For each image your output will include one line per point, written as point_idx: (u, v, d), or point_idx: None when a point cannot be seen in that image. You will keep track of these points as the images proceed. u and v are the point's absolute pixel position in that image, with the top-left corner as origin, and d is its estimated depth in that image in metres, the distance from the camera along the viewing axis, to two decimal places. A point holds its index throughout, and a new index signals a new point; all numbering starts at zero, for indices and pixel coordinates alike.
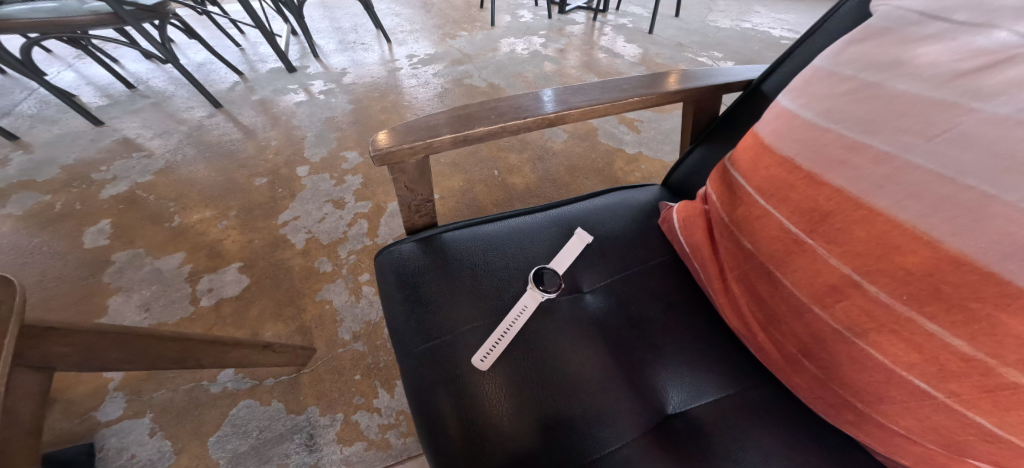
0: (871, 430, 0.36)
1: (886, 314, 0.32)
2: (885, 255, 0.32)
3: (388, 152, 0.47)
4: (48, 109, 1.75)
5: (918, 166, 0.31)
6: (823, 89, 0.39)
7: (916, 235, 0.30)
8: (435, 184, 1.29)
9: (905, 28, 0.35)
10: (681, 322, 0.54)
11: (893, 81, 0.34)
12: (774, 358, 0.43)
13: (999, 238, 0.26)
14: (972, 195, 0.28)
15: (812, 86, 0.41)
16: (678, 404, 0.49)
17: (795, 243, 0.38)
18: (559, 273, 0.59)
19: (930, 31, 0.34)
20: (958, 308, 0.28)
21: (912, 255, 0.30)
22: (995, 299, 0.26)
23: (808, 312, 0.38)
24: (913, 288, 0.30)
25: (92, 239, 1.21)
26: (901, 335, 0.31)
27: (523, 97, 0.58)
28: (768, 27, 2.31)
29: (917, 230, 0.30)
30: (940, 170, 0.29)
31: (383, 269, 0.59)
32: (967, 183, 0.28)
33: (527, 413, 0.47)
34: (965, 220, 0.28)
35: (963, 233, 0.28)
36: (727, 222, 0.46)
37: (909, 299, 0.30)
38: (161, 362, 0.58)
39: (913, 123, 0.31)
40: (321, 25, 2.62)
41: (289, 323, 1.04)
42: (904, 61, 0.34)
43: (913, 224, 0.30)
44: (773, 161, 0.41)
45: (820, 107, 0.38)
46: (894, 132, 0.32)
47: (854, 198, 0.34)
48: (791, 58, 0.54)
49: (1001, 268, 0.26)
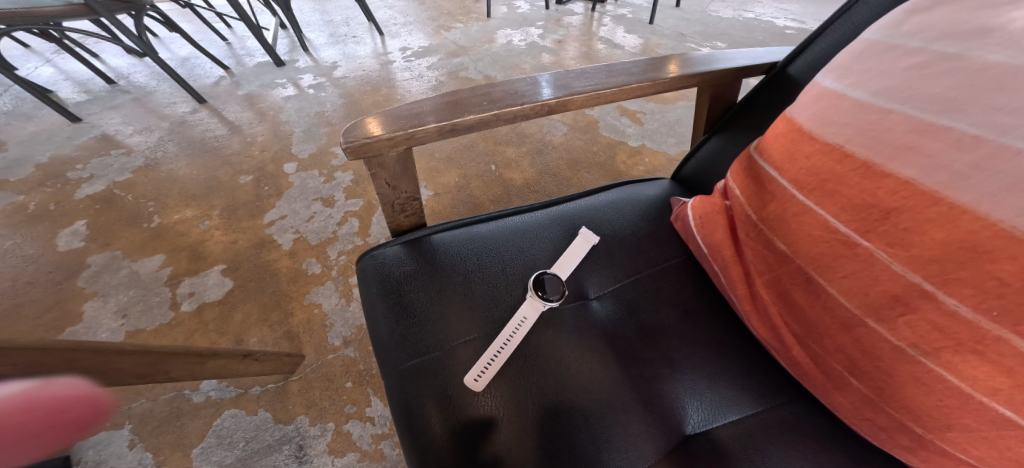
0: (928, 457, 0.31)
1: (967, 331, 0.26)
2: (969, 262, 0.26)
3: (363, 144, 0.41)
4: (23, 106, 1.68)
5: (1020, 151, 0.24)
6: (880, 66, 0.33)
7: (1014, 237, 0.24)
8: (429, 180, 1.23)
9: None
10: (698, 331, 0.48)
11: (977, 50, 0.28)
12: (811, 373, 0.38)
13: None
14: None
15: (864, 63, 0.34)
16: (698, 423, 0.43)
17: (844, 245, 0.32)
18: (562, 279, 0.53)
19: None
20: None
21: (1009, 263, 0.24)
22: None
23: (860, 325, 0.32)
24: (1008, 303, 0.24)
25: (67, 241, 1.15)
26: (987, 356, 0.26)
27: (519, 82, 0.52)
28: (772, 17, 2.24)
29: (1016, 233, 0.24)
30: None
31: (366, 276, 0.53)
32: None
33: (530, 436, 0.42)
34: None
35: None
36: (755, 220, 0.41)
37: (1000, 316, 0.25)
38: None
39: (1013, 99, 0.25)
40: (311, 18, 2.54)
41: (275, 328, 0.98)
42: (991, 24, 0.28)
43: (1011, 226, 0.24)
44: (815, 150, 0.35)
45: (877, 87, 0.32)
46: (986, 110, 0.26)
47: (927, 193, 0.28)
48: (823, 35, 0.48)
49: None
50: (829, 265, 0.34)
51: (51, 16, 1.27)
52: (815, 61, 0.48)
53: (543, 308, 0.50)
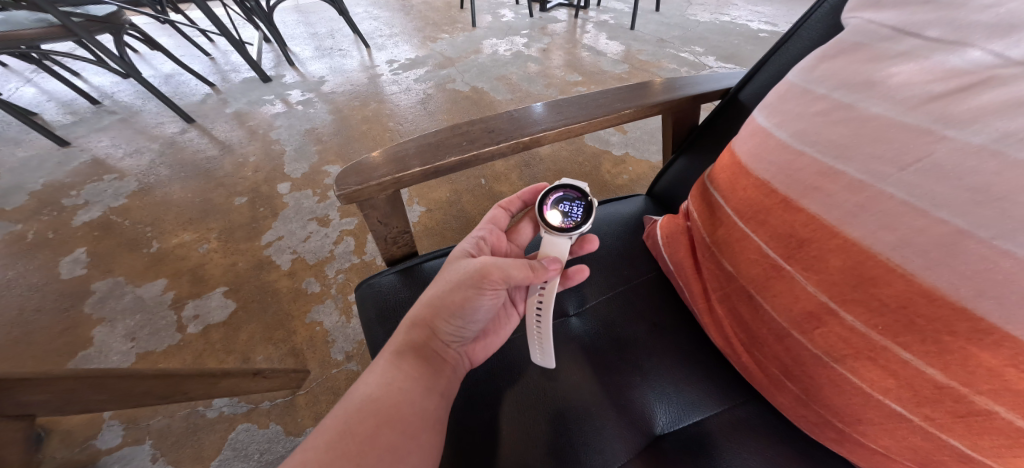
0: (852, 447, 0.36)
1: (863, 341, 0.32)
2: (862, 285, 0.31)
3: (354, 191, 0.46)
4: (10, 129, 1.72)
5: (891, 195, 0.30)
6: (796, 108, 0.38)
7: (892, 267, 0.29)
8: (421, 196, 1.27)
9: (878, 44, 0.34)
10: (666, 342, 0.53)
11: (865, 104, 0.33)
12: (758, 378, 0.43)
13: (970, 274, 0.26)
14: (947, 230, 0.27)
15: (784, 104, 0.39)
16: (666, 424, 0.48)
17: (773, 269, 0.38)
18: (581, 189, 0.49)
19: (902, 48, 0.32)
20: (932, 339, 0.28)
21: (887, 287, 0.30)
22: (968, 334, 0.26)
23: (789, 335, 0.38)
24: (887, 319, 0.30)
25: (68, 269, 1.18)
26: (878, 361, 0.31)
27: (497, 119, 0.57)
28: (747, 20, 2.31)
29: (891, 262, 0.29)
30: (915, 202, 0.28)
31: (365, 304, 0.58)
32: (940, 216, 0.27)
33: (526, 447, 0.47)
34: (938, 254, 0.27)
35: (936, 267, 0.27)
36: (708, 243, 0.47)
37: (883, 330, 0.30)
38: (147, 399, 0.60)
39: (886, 150, 0.30)
40: (296, 32, 2.58)
41: (280, 346, 1.02)
42: (877, 80, 0.33)
43: (887, 256, 0.29)
44: (750, 184, 0.40)
45: (793, 128, 0.37)
46: (867, 159, 0.31)
47: (830, 227, 0.33)
48: (766, 66, 0.54)
49: (973, 304, 0.25)
50: (762, 284, 0.39)
51: (28, 38, 1.31)
52: (761, 90, 0.54)
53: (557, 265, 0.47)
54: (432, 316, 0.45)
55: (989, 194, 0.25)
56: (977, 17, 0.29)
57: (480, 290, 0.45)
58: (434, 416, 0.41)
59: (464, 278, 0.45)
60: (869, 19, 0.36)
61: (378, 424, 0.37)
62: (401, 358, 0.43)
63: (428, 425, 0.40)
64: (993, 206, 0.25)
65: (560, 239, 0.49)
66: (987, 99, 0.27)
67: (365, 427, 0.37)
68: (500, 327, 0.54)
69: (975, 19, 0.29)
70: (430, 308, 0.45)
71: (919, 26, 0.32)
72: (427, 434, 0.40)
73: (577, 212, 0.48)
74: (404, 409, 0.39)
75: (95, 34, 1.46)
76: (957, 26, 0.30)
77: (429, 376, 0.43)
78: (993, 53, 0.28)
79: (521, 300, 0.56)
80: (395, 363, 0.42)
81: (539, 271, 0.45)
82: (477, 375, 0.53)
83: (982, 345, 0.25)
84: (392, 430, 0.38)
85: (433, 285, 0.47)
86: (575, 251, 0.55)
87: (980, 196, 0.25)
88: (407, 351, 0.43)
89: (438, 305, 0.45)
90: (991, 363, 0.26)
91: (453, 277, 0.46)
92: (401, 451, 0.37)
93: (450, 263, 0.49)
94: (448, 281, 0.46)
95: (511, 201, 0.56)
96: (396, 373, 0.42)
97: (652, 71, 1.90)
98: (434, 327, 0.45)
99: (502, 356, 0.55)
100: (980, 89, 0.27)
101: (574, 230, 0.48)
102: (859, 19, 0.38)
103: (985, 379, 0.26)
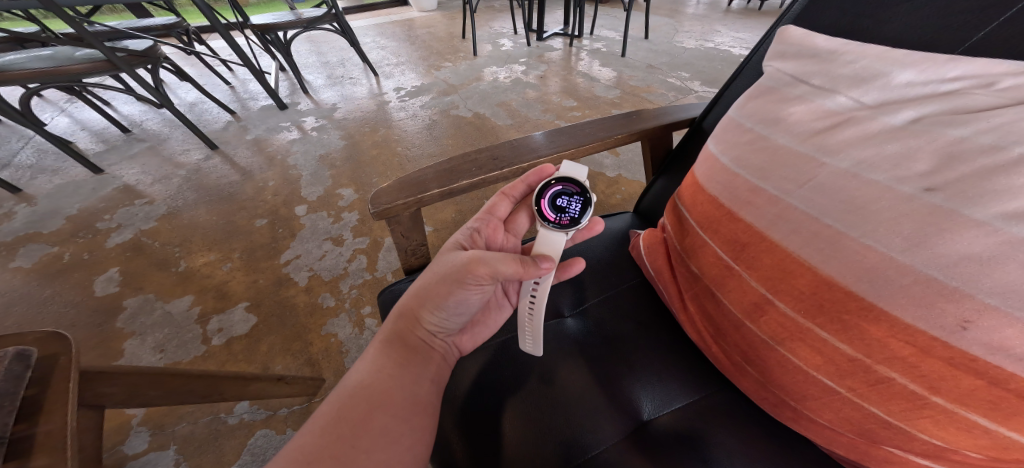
0: (806, 425, 0.43)
1: (793, 325, 0.41)
2: (786, 278, 0.42)
3: (384, 208, 0.55)
4: (46, 158, 1.85)
5: (797, 207, 0.41)
6: (735, 138, 0.50)
7: (801, 262, 0.40)
8: (429, 217, 1.37)
9: (783, 88, 0.47)
10: (649, 338, 0.61)
11: (775, 135, 0.45)
12: (726, 366, 0.50)
13: (852, 266, 0.36)
14: (832, 232, 0.38)
15: (728, 134, 0.51)
16: (650, 411, 0.55)
17: (726, 268, 0.48)
18: (581, 185, 0.57)
19: (799, 92, 0.45)
20: (836, 319, 0.38)
21: (801, 278, 0.40)
22: (858, 312, 0.36)
23: (742, 324, 0.46)
24: (807, 304, 0.40)
25: (102, 287, 1.27)
26: (807, 341, 0.40)
27: (501, 147, 0.67)
28: (730, 46, 2.48)
29: (801, 259, 0.40)
30: (812, 213, 0.40)
31: (385, 306, 0.66)
32: (827, 222, 0.39)
33: (529, 431, 0.54)
34: (829, 252, 0.38)
35: (829, 262, 0.38)
36: (679, 249, 0.56)
37: (805, 313, 0.40)
38: (190, 397, 0.66)
39: (790, 173, 0.42)
40: (308, 61, 2.76)
41: (298, 356, 1.09)
42: (782, 118, 0.45)
43: (798, 255, 0.41)
44: (706, 201, 0.51)
45: (732, 154, 0.49)
46: (780, 179, 0.43)
47: (760, 233, 0.44)
48: (722, 99, 0.65)
49: (857, 288, 0.36)
50: (719, 281, 0.49)
51: (76, 73, 1.44)
52: (718, 119, 0.65)
53: (552, 265, 0.54)
54: (418, 307, 0.53)
55: (854, 205, 0.37)
56: (842, 71, 0.42)
57: (464, 285, 0.52)
58: (425, 401, 0.48)
59: (446, 273, 0.53)
60: (778, 68, 0.49)
61: (368, 408, 0.44)
62: (389, 347, 0.51)
63: (416, 407, 0.47)
64: (857, 213, 0.37)
65: (556, 234, 0.56)
66: (848, 134, 0.39)
67: (357, 410, 0.44)
68: (488, 318, 0.62)
69: (841, 73, 0.42)
70: (416, 299, 0.53)
71: (808, 75, 0.45)
72: (416, 417, 0.47)
73: (574, 208, 0.56)
74: (391, 393, 0.47)
75: (136, 67, 1.59)
76: (831, 77, 0.43)
77: (414, 363, 0.51)
78: (852, 100, 0.40)
79: (515, 292, 0.64)
80: (384, 351, 0.50)
81: (530, 267, 0.52)
82: (484, 367, 0.61)
83: (868, 320, 0.35)
84: (382, 414, 0.45)
85: (420, 279, 0.55)
86: (582, 234, 0.63)
87: (850, 206, 0.37)
88: (394, 341, 0.51)
89: (423, 296, 0.53)
90: (876, 334, 0.35)
91: (441, 270, 0.53)
92: (392, 432, 0.44)
93: (441, 255, 0.56)
94: (433, 275, 0.54)
95: (513, 185, 0.63)
96: (387, 360, 0.50)
97: (642, 95, 2.03)
98: (419, 316, 0.53)
99: (506, 350, 0.63)
100: (845, 127, 0.40)
101: (570, 226, 0.55)
102: (771, 68, 0.51)
103: (877, 348, 0.35)
